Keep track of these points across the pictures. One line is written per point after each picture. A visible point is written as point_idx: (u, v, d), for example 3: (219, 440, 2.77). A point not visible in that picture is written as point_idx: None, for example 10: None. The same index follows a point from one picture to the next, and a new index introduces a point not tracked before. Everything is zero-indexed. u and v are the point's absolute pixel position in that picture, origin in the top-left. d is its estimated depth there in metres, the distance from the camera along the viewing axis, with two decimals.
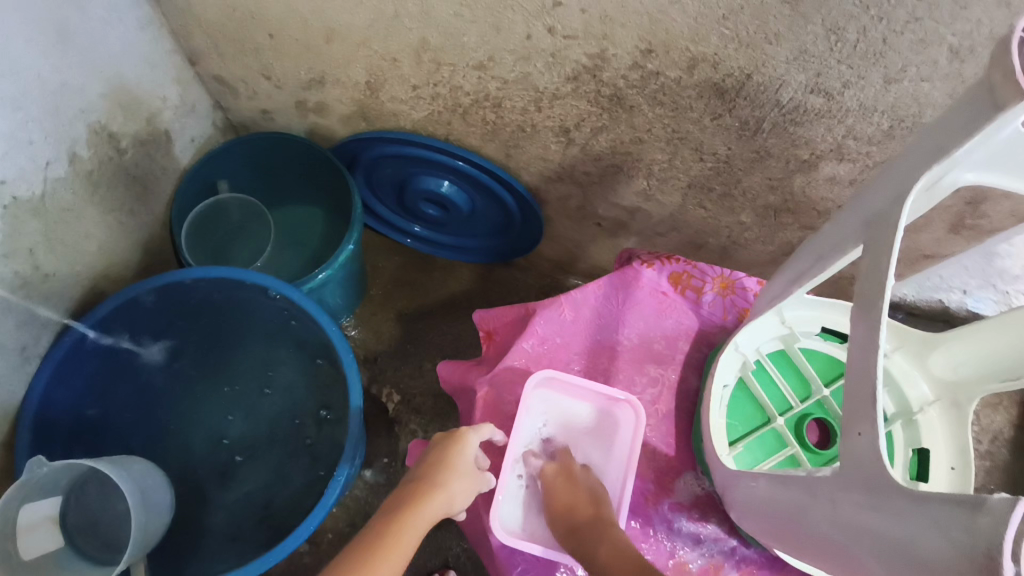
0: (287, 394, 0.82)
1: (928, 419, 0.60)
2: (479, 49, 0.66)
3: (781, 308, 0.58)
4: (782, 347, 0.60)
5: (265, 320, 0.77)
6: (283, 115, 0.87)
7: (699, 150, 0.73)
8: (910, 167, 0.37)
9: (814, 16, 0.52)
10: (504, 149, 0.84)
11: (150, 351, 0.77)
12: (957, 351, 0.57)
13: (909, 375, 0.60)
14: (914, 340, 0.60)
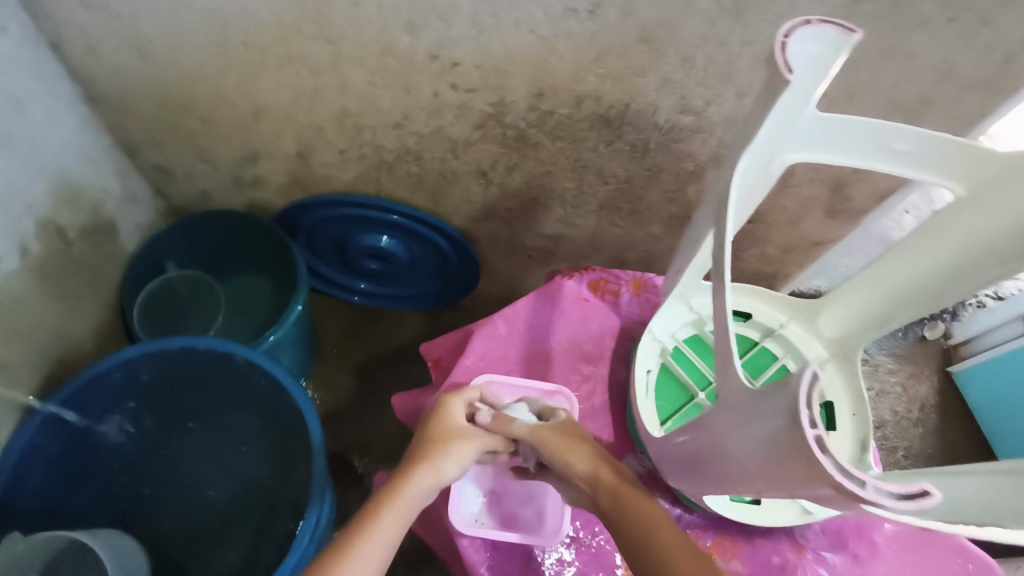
0: (248, 462, 0.82)
1: (828, 375, 0.68)
2: (394, 110, 0.75)
3: (686, 297, 0.67)
4: (696, 333, 0.69)
5: (222, 385, 0.80)
6: (222, 193, 0.94)
7: (601, 174, 0.82)
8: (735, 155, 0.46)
9: (667, 49, 0.63)
10: (432, 197, 0.92)
11: (111, 431, 0.79)
12: (838, 311, 0.66)
13: (806, 340, 0.69)
14: (804, 308, 0.69)
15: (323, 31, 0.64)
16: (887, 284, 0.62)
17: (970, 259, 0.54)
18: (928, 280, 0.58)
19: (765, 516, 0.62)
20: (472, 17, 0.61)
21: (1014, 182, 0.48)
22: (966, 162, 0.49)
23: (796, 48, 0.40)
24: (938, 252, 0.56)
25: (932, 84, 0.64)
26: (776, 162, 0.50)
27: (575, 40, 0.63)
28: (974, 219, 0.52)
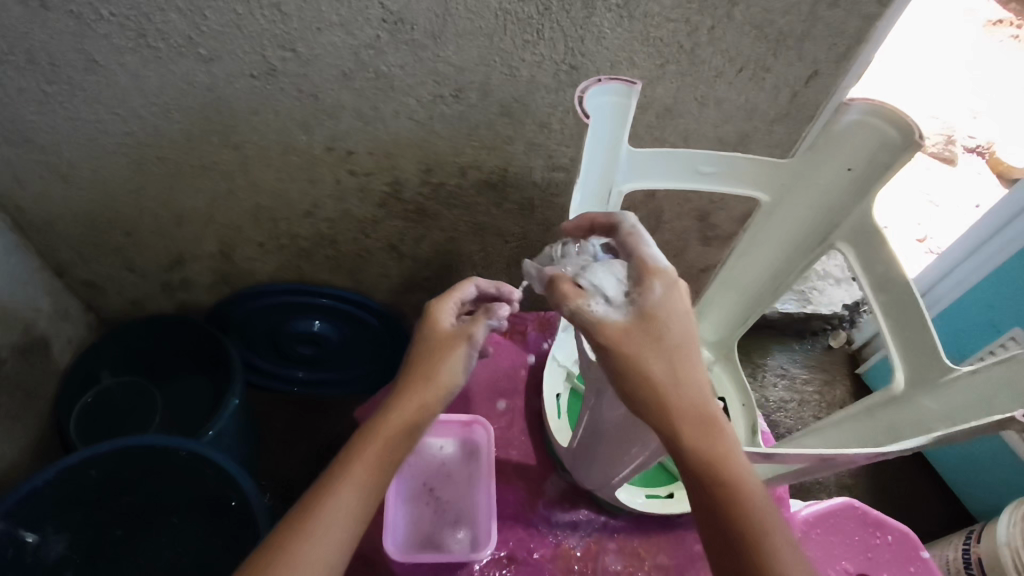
0: (203, 553, 0.85)
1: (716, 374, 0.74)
2: (304, 200, 0.84)
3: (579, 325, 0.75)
4: None
5: (164, 483, 0.83)
6: (152, 300, 0.99)
7: (500, 234, 0.93)
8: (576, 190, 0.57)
9: (526, 120, 0.75)
10: (352, 276, 1.00)
11: (55, 542, 0.81)
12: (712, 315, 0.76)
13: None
14: None
15: (231, 139, 0.74)
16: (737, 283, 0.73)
17: (788, 249, 0.67)
18: (765, 272, 0.71)
19: (678, 503, 0.67)
20: (357, 112, 0.72)
21: (797, 186, 0.62)
22: (759, 175, 0.62)
23: (591, 99, 0.52)
24: (765, 249, 0.69)
25: (746, 122, 0.78)
26: (614, 192, 0.61)
27: (448, 121, 0.74)
28: (783, 216, 0.65)
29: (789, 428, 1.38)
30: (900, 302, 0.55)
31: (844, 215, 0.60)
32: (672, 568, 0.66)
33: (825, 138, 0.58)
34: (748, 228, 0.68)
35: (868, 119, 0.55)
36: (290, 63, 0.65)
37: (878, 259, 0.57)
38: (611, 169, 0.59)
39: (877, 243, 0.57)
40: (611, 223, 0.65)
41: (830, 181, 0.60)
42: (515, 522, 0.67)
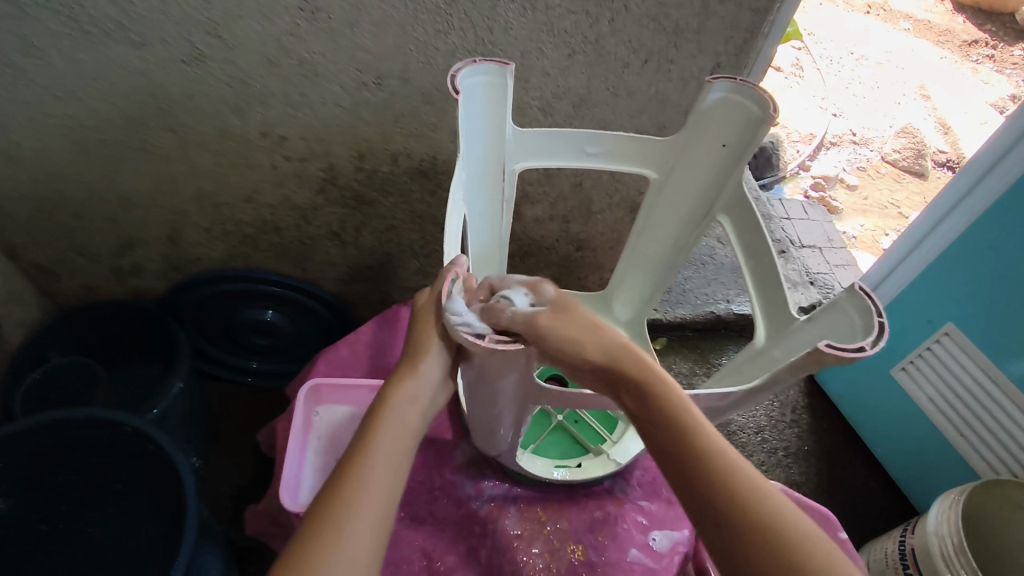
0: (134, 531, 0.87)
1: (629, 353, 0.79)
2: (244, 186, 0.88)
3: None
4: None
5: (100, 459, 0.84)
6: (105, 285, 1.03)
7: (437, 223, 0.96)
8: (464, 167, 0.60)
9: (448, 107, 0.79)
10: (299, 264, 1.03)
11: None
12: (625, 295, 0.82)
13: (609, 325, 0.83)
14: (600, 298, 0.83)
15: (167, 123, 0.78)
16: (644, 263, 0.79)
17: (682, 226, 0.72)
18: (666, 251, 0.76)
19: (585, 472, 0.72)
20: (285, 98, 0.77)
21: (681, 163, 0.68)
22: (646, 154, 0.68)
23: (465, 80, 0.56)
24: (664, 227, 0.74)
25: (659, 113, 0.82)
26: (506, 171, 0.65)
27: (374, 108, 0.78)
28: (675, 194, 0.70)
29: (742, 426, 1.38)
30: (762, 263, 0.60)
31: (723, 187, 0.65)
32: (569, 533, 0.68)
33: (698, 117, 0.64)
34: (646, 208, 0.74)
35: (732, 96, 0.62)
36: (216, 48, 0.71)
37: (748, 222, 0.62)
38: (500, 148, 0.63)
39: (746, 210, 0.62)
40: (509, 201, 0.69)
41: (709, 156, 0.66)
42: (420, 486, 0.70)
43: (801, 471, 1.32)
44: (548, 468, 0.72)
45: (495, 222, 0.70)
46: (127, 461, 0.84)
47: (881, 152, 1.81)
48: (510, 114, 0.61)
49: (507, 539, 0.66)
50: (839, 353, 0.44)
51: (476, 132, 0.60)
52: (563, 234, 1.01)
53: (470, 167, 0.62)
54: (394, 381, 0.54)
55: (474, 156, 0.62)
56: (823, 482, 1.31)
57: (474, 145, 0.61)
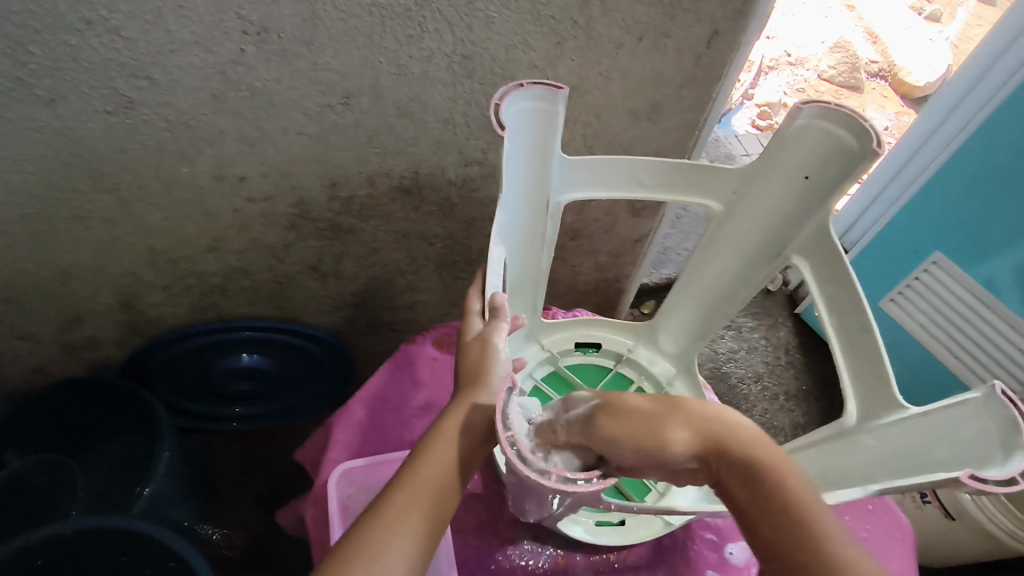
0: None
1: (677, 389, 0.71)
2: (203, 235, 0.77)
3: (536, 338, 0.74)
4: (552, 369, 0.72)
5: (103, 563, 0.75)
6: (55, 365, 0.90)
7: (423, 238, 0.87)
8: (504, 212, 0.53)
9: (427, 117, 0.70)
10: (275, 304, 0.93)
11: None
12: (670, 326, 0.73)
13: (652, 359, 0.74)
14: (643, 328, 0.75)
15: (101, 183, 0.66)
16: (697, 294, 0.69)
17: (742, 262, 0.62)
18: (716, 287, 0.66)
19: (635, 530, 0.66)
20: (239, 134, 0.66)
21: (749, 194, 0.57)
22: (707, 182, 0.57)
23: (510, 106, 0.49)
24: (721, 261, 0.64)
25: (655, 90, 0.75)
26: (550, 205, 0.58)
27: (344, 130, 0.69)
28: (736, 225, 0.60)
29: (741, 377, 1.39)
30: (851, 330, 0.50)
31: (799, 227, 0.55)
32: (643, 567, 0.65)
33: (772, 141, 0.54)
34: (701, 240, 0.63)
35: (818, 122, 0.51)
36: (147, 92, 0.59)
37: (836, 273, 0.51)
38: (543, 183, 0.56)
39: (831, 258, 0.52)
40: (550, 243, 0.62)
41: (786, 191, 0.55)
42: (478, 554, 0.64)
43: (804, 412, 1.34)
44: (591, 530, 0.65)
45: (528, 255, 0.62)
46: (135, 559, 0.75)
47: (817, 71, 1.75)
48: (559, 143, 0.54)
49: None
50: (982, 486, 0.35)
51: (516, 168, 0.52)
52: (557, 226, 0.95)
53: (510, 205, 0.54)
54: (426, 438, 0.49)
55: (513, 195, 0.54)
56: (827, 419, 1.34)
57: (517, 182, 0.54)
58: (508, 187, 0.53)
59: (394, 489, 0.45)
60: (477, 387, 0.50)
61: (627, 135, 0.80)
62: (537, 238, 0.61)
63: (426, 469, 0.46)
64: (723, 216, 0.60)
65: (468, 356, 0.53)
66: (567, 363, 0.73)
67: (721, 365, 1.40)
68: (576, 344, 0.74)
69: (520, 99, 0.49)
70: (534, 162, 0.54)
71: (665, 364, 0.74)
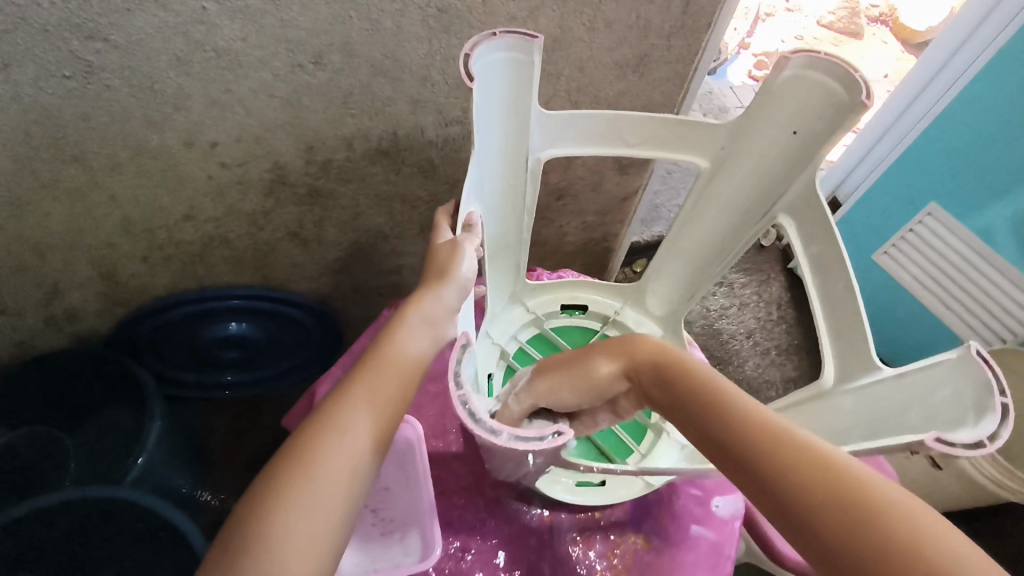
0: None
1: None
2: (178, 204, 0.75)
3: (521, 300, 0.74)
4: (537, 332, 0.73)
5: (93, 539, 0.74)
6: (38, 338, 0.89)
7: (406, 201, 0.85)
8: (477, 170, 0.51)
9: (404, 76, 0.67)
10: (258, 272, 0.91)
11: None
12: (657, 288, 0.72)
13: (639, 320, 0.73)
14: (630, 290, 0.74)
15: (66, 153, 0.64)
16: (684, 255, 0.67)
17: (728, 223, 0.61)
18: (706, 248, 0.65)
19: (618, 488, 0.66)
20: (206, 98, 0.63)
21: (737, 150, 0.55)
22: (694, 140, 0.55)
23: (482, 59, 0.46)
24: (709, 220, 0.62)
25: (642, 41, 0.72)
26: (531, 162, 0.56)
27: (317, 92, 0.66)
28: (723, 183, 0.58)
29: (733, 333, 1.39)
30: (833, 291, 0.49)
31: (786, 185, 0.53)
32: (627, 523, 0.66)
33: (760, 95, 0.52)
34: (688, 199, 0.62)
35: (807, 74, 0.49)
36: (107, 55, 0.56)
37: (819, 233, 0.50)
38: (521, 143, 0.54)
39: (816, 216, 0.51)
40: (531, 205, 0.60)
41: (776, 148, 0.53)
42: (465, 512, 0.65)
43: (795, 365, 1.35)
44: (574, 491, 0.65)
45: (509, 217, 0.61)
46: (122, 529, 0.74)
47: (815, 17, 1.72)
48: (537, 98, 0.51)
49: (567, 550, 0.63)
50: (949, 449, 0.35)
51: (490, 124, 0.50)
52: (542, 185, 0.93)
53: (485, 164, 0.52)
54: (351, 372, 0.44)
55: (489, 153, 0.52)
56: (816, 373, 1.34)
57: (494, 139, 0.52)
58: (483, 145, 0.51)
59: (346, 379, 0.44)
60: (435, 284, 0.49)
61: (613, 89, 0.77)
62: (517, 199, 0.59)
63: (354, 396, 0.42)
64: (710, 174, 0.58)
65: (435, 258, 0.51)
66: (552, 325, 0.73)
67: (711, 322, 1.40)
68: (562, 306, 0.74)
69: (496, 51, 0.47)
70: (511, 118, 0.52)
71: (652, 326, 0.73)
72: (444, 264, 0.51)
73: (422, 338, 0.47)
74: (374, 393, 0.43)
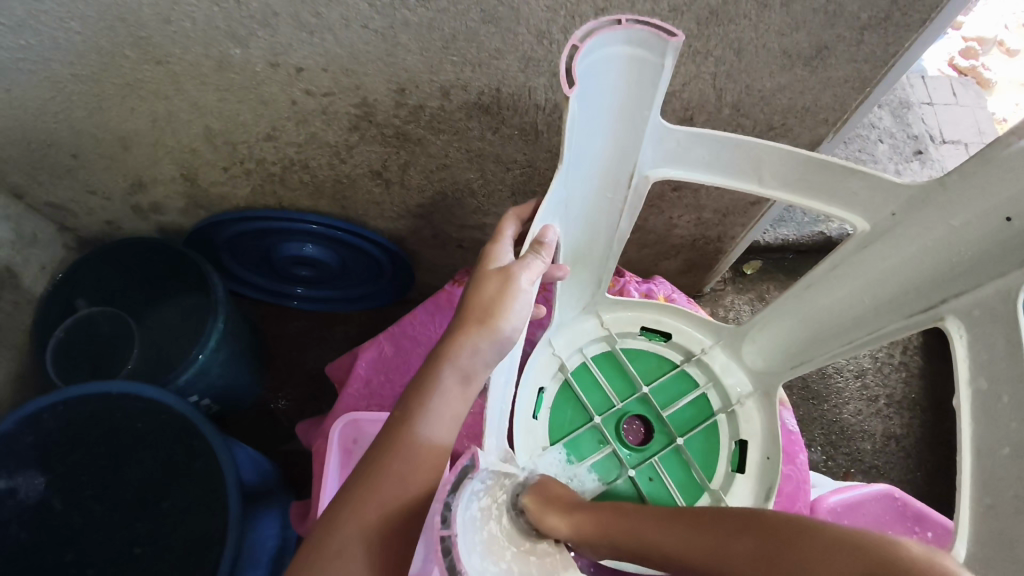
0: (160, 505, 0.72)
1: (746, 410, 0.64)
2: (259, 123, 0.70)
3: (597, 311, 0.68)
4: (608, 350, 0.67)
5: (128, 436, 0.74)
6: (127, 221, 0.90)
7: (501, 162, 0.75)
8: (568, 172, 0.50)
9: (518, 27, 0.56)
10: (337, 203, 0.86)
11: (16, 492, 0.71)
12: (760, 338, 0.63)
13: (727, 367, 0.65)
14: (728, 332, 0.65)
15: (149, 52, 0.60)
16: (803, 315, 0.59)
17: (874, 299, 0.53)
18: (834, 315, 0.57)
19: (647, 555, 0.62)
20: (293, 18, 0.56)
21: (915, 214, 0.47)
22: (858, 192, 0.49)
23: (602, 46, 0.44)
24: (847, 287, 0.54)
25: (827, 28, 0.56)
26: (637, 177, 0.54)
27: (415, 30, 0.57)
28: (882, 247, 0.50)
29: (840, 368, 1.21)
30: (993, 459, 0.42)
31: (971, 282, 0.45)
32: None
33: (984, 163, 0.42)
34: (829, 256, 0.54)
35: None
36: None
37: (997, 367, 0.42)
38: (633, 151, 0.53)
39: (1002, 340, 0.42)
40: (629, 215, 0.58)
41: (978, 229, 0.44)
42: None
43: (903, 422, 1.17)
44: None
45: (599, 221, 0.59)
46: (178, 438, 0.73)
47: None
48: (658, 107, 0.49)
49: None
50: None
51: (587, 126, 0.48)
52: None
53: (577, 167, 0.51)
54: (380, 440, 0.44)
55: (584, 156, 0.51)
56: (927, 437, 1.16)
57: (592, 144, 0.51)
58: (577, 150, 0.49)
59: (384, 431, 0.45)
60: (484, 319, 0.46)
61: (772, 82, 0.62)
62: (614, 205, 0.57)
63: (369, 510, 0.42)
64: (869, 237, 0.51)
65: (486, 286, 0.47)
66: (625, 346, 0.67)
67: None
68: (642, 328, 0.67)
69: (611, 51, 0.44)
70: (624, 122, 0.50)
71: (741, 378, 0.65)
72: (487, 302, 0.46)
73: (453, 404, 0.45)
74: (408, 453, 0.43)
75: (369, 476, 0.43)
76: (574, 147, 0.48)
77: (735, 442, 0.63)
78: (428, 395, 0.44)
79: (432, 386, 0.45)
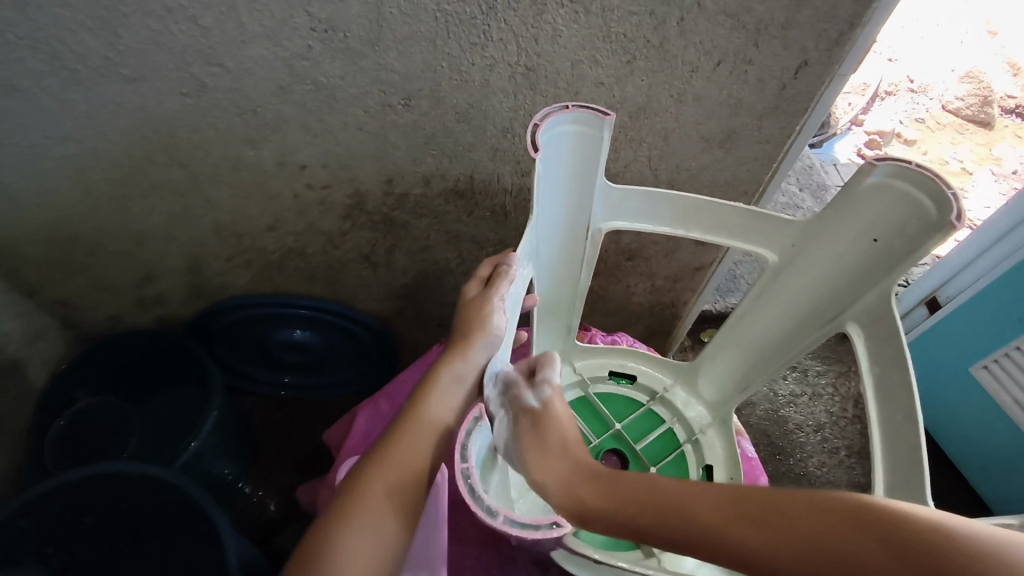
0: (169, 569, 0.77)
1: (709, 438, 0.72)
2: (264, 216, 0.80)
3: (569, 360, 0.77)
4: (581, 395, 0.75)
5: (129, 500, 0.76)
6: (128, 316, 0.97)
7: (476, 241, 0.87)
8: (537, 227, 0.61)
9: (487, 125, 0.69)
10: (328, 287, 0.95)
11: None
12: (712, 371, 0.73)
13: (688, 402, 0.75)
14: (684, 369, 0.75)
15: (174, 158, 0.70)
16: (744, 345, 0.70)
17: (793, 321, 0.64)
18: (766, 340, 0.67)
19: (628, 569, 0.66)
20: (301, 124, 0.67)
21: (811, 246, 0.59)
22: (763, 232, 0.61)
23: (555, 125, 0.56)
24: (771, 315, 0.66)
25: (733, 118, 0.70)
26: (592, 230, 0.65)
27: (403, 131, 0.69)
28: (794, 277, 0.62)
29: (799, 424, 1.30)
30: (893, 426, 0.50)
31: (857, 295, 0.56)
32: None
33: (845, 199, 0.55)
34: (753, 288, 0.65)
35: (892, 180, 0.51)
36: (219, 78, 0.61)
37: (887, 355, 0.52)
38: (587, 209, 0.64)
39: (888, 335, 0.52)
40: (588, 265, 0.69)
41: (855, 250, 0.56)
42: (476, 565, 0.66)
43: (865, 471, 1.24)
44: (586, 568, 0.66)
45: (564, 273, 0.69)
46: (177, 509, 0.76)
47: (941, 99, 1.54)
48: (603, 170, 0.60)
49: None
50: None
51: (549, 191, 0.60)
52: (613, 245, 0.92)
53: (543, 223, 0.62)
54: (391, 432, 0.54)
55: (548, 214, 0.62)
56: None
57: (554, 202, 0.62)
58: (542, 209, 0.61)
59: (395, 425, 0.55)
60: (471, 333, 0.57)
61: (697, 162, 0.76)
62: (576, 259, 0.68)
63: (377, 493, 0.50)
64: (779, 267, 0.63)
65: (468, 308, 0.58)
66: (597, 391, 0.75)
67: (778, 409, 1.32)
68: (610, 373, 0.76)
69: (563, 127, 0.56)
70: (577, 185, 0.62)
71: (700, 409, 0.74)
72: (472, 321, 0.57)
73: (452, 401, 0.56)
74: (418, 435, 0.54)
75: (382, 462, 0.52)
76: (539, 207, 0.59)
77: (703, 467, 0.69)
78: (429, 395, 0.55)
79: (434, 385, 0.56)
